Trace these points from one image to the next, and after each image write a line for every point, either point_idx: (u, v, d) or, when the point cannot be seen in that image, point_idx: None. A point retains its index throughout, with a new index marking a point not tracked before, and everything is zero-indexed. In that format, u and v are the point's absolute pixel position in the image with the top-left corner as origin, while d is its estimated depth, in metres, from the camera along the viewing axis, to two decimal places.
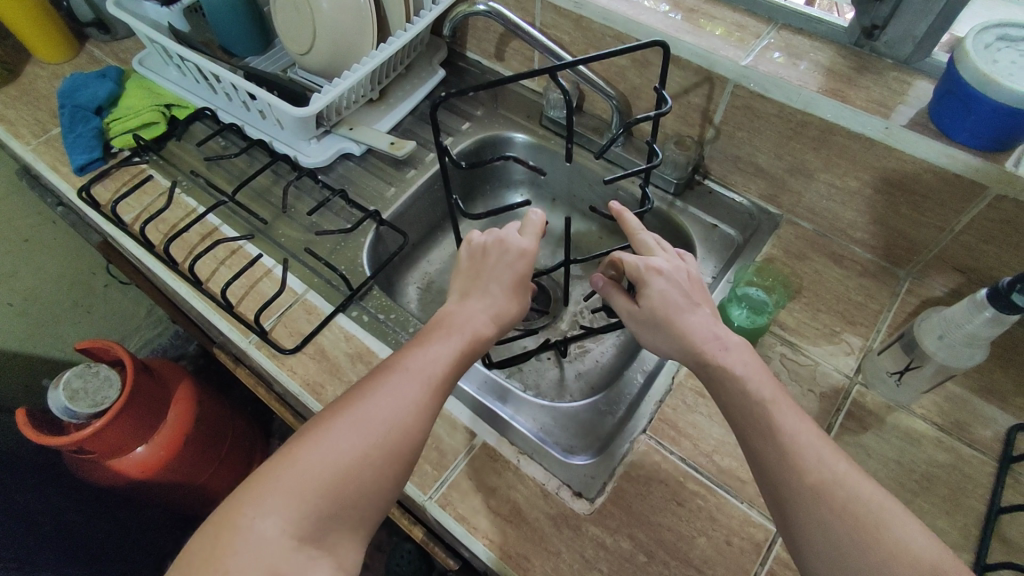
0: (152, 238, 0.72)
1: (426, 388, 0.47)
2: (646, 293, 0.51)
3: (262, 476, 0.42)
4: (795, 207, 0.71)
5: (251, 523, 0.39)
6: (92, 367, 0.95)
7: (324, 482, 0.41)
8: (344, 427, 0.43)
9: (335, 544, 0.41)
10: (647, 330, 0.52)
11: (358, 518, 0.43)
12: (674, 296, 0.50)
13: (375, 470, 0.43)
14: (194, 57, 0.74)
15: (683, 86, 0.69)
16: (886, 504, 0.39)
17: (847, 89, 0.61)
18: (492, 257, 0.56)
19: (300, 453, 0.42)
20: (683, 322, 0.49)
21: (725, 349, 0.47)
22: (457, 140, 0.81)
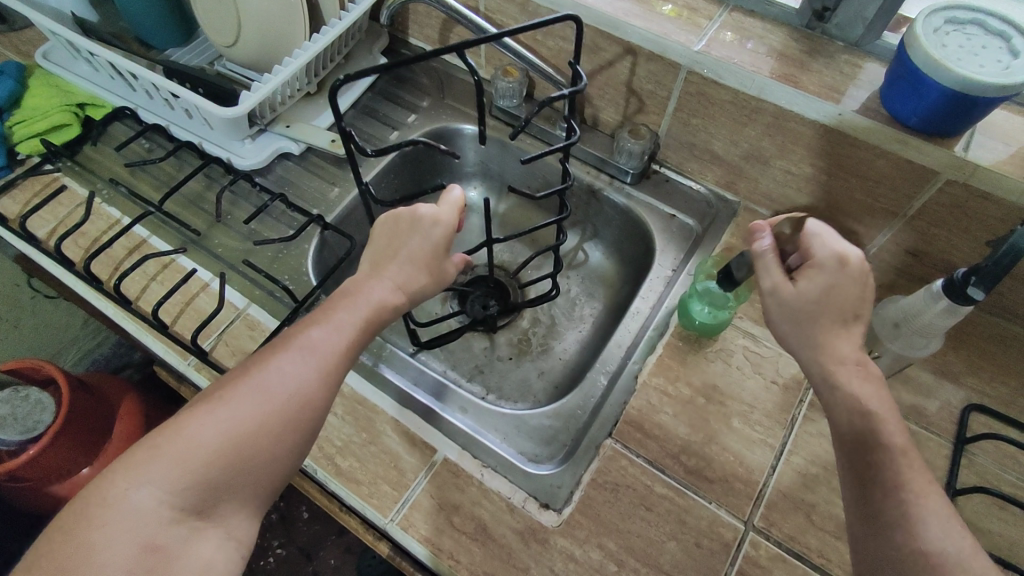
0: (70, 255, 0.66)
1: (328, 356, 0.45)
2: (816, 282, 0.44)
3: (144, 445, 0.40)
4: (752, 194, 0.70)
5: (125, 492, 0.38)
6: (20, 393, 0.91)
7: (209, 451, 0.40)
8: (236, 396, 0.42)
9: (219, 515, 0.40)
10: (797, 317, 0.45)
11: (249, 487, 0.41)
12: (846, 296, 0.44)
13: (267, 440, 0.42)
14: (104, 53, 0.67)
15: (635, 72, 0.66)
16: (967, 544, 0.37)
17: (799, 74, 0.59)
18: (405, 229, 0.51)
19: (186, 422, 0.41)
20: (837, 332, 0.44)
21: (857, 369, 0.43)
22: (403, 135, 0.77)
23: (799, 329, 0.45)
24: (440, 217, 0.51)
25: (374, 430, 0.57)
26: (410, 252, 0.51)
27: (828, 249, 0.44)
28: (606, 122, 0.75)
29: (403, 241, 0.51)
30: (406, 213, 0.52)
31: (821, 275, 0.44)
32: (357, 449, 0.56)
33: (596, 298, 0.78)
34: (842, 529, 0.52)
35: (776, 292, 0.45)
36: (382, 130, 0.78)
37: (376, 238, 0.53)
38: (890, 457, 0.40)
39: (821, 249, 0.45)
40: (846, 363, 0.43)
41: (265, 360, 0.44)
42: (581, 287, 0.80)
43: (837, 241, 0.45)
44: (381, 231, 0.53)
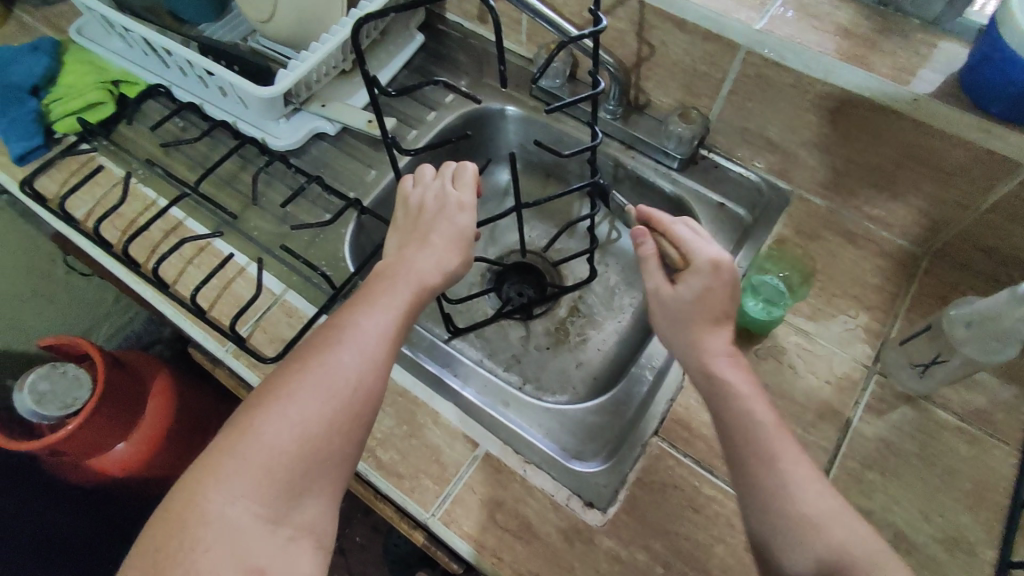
0: (108, 237, 0.65)
1: (385, 344, 0.45)
2: (693, 285, 0.53)
3: (221, 456, 0.39)
4: (807, 182, 0.67)
5: (219, 510, 0.37)
6: (58, 368, 0.90)
7: (291, 456, 0.40)
8: (305, 393, 0.41)
9: (310, 520, 0.40)
10: (675, 315, 0.53)
11: (332, 487, 0.41)
12: (719, 298, 0.52)
13: (342, 436, 0.42)
14: (139, 29, 0.65)
15: (689, 52, 0.63)
16: (831, 500, 0.43)
17: (870, 54, 0.55)
18: (429, 212, 0.54)
19: (260, 427, 0.40)
20: (709, 327, 0.52)
21: (728, 359, 0.50)
22: (440, 115, 0.74)
23: (677, 326, 0.53)
24: (462, 201, 0.54)
25: (415, 423, 0.56)
26: (438, 232, 0.53)
27: (704, 255, 0.53)
28: (653, 103, 0.72)
29: (430, 222, 0.54)
30: (431, 199, 0.55)
31: (698, 279, 0.53)
32: (398, 441, 0.55)
33: (637, 287, 0.76)
34: (899, 538, 0.50)
35: (658, 292, 0.55)
36: (418, 110, 0.75)
37: (397, 228, 0.56)
38: (773, 446, 0.45)
39: (697, 255, 0.54)
40: (720, 356, 0.50)
41: (322, 353, 0.44)
42: (621, 275, 0.77)
43: (708, 248, 0.54)
44: (400, 219, 0.56)
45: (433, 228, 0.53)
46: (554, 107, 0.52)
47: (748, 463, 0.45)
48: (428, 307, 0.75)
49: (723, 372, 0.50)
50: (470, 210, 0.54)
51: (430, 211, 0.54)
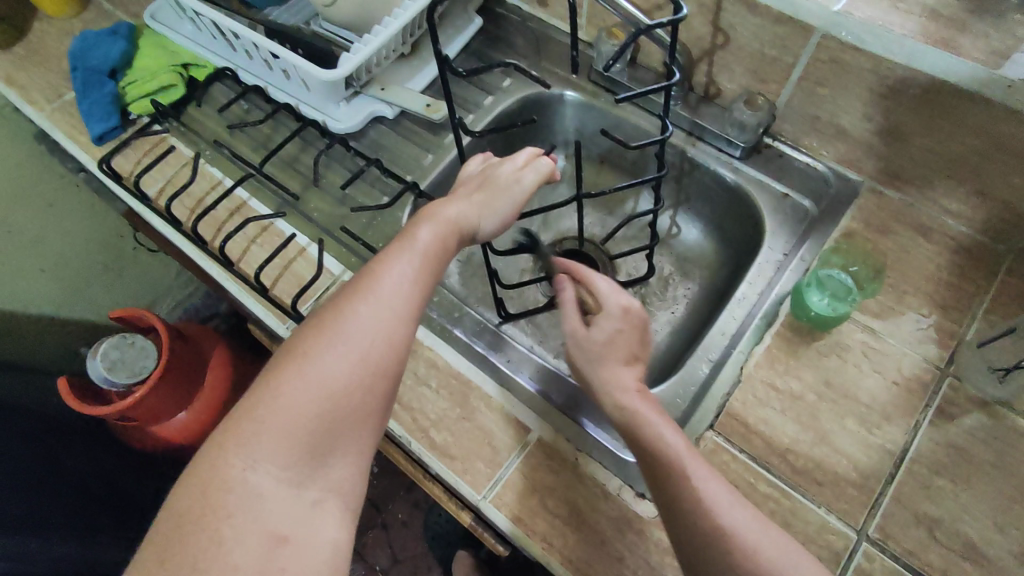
0: (178, 215, 0.68)
1: (405, 300, 0.45)
2: (606, 327, 0.51)
3: (242, 420, 0.40)
4: (879, 173, 0.64)
5: (242, 476, 0.38)
6: (127, 338, 0.95)
7: (311, 417, 0.40)
8: (323, 353, 0.42)
9: (335, 481, 0.41)
10: (588, 356, 0.51)
11: (353, 446, 0.42)
12: (628, 340, 0.51)
13: (362, 395, 0.42)
14: (208, 11, 0.67)
15: (759, 36, 0.60)
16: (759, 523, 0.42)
17: (959, 36, 0.52)
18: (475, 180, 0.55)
19: (280, 390, 0.41)
20: (615, 365, 0.50)
21: (637, 396, 0.49)
22: (498, 99, 0.74)
23: (592, 367, 0.51)
24: (521, 180, 0.54)
25: (467, 405, 0.56)
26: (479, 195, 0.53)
27: (613, 299, 0.52)
28: (717, 90, 0.70)
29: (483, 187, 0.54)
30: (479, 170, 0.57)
31: (608, 322, 0.51)
32: (451, 423, 0.56)
33: (693, 278, 0.75)
34: (969, 548, 0.48)
35: (574, 335, 0.52)
36: (476, 94, 0.75)
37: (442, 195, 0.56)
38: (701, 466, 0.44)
39: (607, 300, 0.52)
40: (629, 391, 0.49)
41: (340, 311, 0.44)
42: (675, 266, 0.76)
43: (620, 294, 0.52)
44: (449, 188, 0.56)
45: (471, 186, 0.54)
46: (623, 98, 0.50)
47: (674, 501, 0.42)
48: (480, 293, 0.75)
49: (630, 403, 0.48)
50: (528, 186, 0.55)
51: (473, 176, 0.56)
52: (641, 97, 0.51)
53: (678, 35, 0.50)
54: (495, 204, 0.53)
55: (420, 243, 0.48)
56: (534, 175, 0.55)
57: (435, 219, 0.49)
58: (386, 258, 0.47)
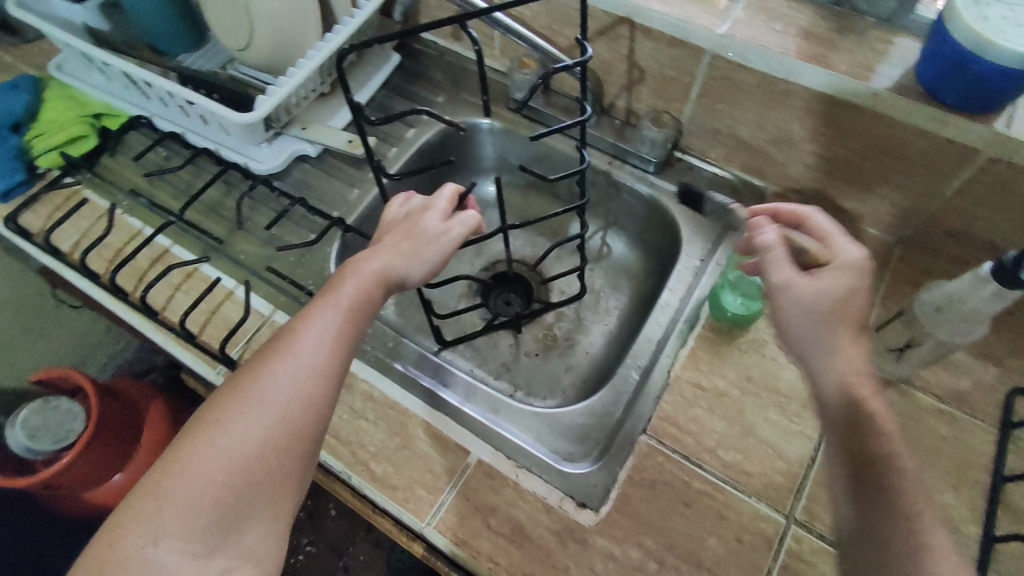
0: (95, 268, 0.66)
1: (321, 362, 0.45)
2: (836, 282, 0.47)
3: (147, 492, 0.39)
4: (779, 178, 0.69)
5: (144, 551, 0.38)
6: (49, 403, 0.91)
7: (218, 487, 0.40)
8: (234, 420, 0.42)
9: (248, 548, 0.40)
10: (817, 324, 0.46)
11: (268, 512, 0.41)
12: (858, 304, 0.46)
13: (275, 460, 0.42)
14: (118, 62, 0.67)
15: (658, 60, 0.64)
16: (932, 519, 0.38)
17: (829, 53, 0.57)
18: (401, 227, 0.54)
19: (186, 460, 0.40)
20: (850, 339, 0.45)
21: (860, 382, 0.44)
22: (419, 132, 0.76)
23: (813, 322, 0.46)
24: (447, 230, 0.54)
25: (405, 434, 0.57)
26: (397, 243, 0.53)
27: (851, 251, 0.48)
28: (626, 111, 0.74)
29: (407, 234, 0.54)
30: (401, 215, 0.57)
31: (839, 276, 0.47)
32: (390, 453, 0.56)
33: (620, 290, 0.77)
34: None
35: (791, 286, 0.48)
36: (398, 128, 0.76)
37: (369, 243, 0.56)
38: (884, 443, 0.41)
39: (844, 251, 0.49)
40: (865, 375, 0.44)
41: (255, 375, 0.44)
42: (605, 279, 0.78)
43: (849, 245, 0.49)
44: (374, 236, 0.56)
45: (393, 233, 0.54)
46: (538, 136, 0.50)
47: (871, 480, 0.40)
48: (417, 321, 0.76)
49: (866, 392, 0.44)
50: (457, 237, 0.54)
51: (395, 223, 0.56)
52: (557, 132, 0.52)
53: (590, 76, 0.52)
54: (419, 252, 0.53)
55: (338, 299, 0.48)
56: (461, 228, 0.55)
57: (352, 274, 0.50)
58: (304, 317, 0.47)
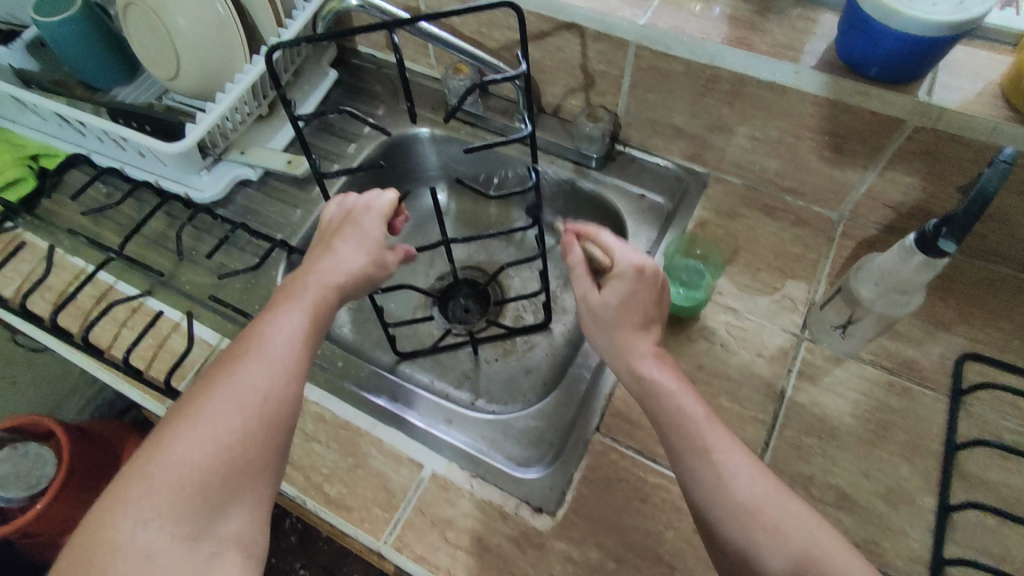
0: (38, 311, 0.65)
1: (295, 352, 0.44)
2: (617, 290, 0.50)
3: (128, 479, 0.38)
4: (720, 163, 0.68)
5: (131, 535, 0.36)
6: (19, 448, 0.90)
7: (205, 470, 0.38)
8: (215, 407, 0.40)
9: (234, 533, 0.38)
10: (601, 321, 0.50)
11: (254, 498, 0.40)
12: (644, 301, 0.50)
13: (259, 446, 0.40)
14: (46, 102, 0.66)
15: (586, 55, 0.64)
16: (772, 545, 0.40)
17: (751, 36, 0.57)
18: (349, 227, 0.51)
19: (169, 447, 0.39)
20: (630, 331, 0.49)
21: (654, 361, 0.48)
22: (360, 146, 0.76)
23: (605, 334, 0.50)
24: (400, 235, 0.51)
25: (358, 453, 0.56)
26: (346, 240, 0.50)
27: (625, 261, 0.51)
28: (564, 108, 0.73)
29: (351, 235, 0.50)
30: (337, 215, 0.53)
31: (621, 283, 0.50)
32: (344, 474, 0.55)
33: (576, 287, 0.77)
34: (841, 498, 0.51)
35: (585, 299, 0.51)
36: (339, 144, 0.76)
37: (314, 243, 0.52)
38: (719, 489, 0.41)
39: (621, 259, 0.51)
40: (645, 357, 0.48)
41: (231, 366, 0.42)
42: (559, 277, 0.78)
43: (634, 254, 0.51)
44: (318, 236, 0.53)
45: (339, 236, 0.51)
46: (474, 148, 0.50)
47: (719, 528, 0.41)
48: (373, 336, 0.75)
49: (648, 370, 0.47)
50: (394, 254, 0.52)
51: (335, 224, 0.52)
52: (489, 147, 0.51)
53: (530, 90, 0.49)
54: (371, 252, 0.50)
55: (301, 296, 0.47)
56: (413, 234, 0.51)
57: (312, 275, 0.48)
58: (274, 312, 0.46)
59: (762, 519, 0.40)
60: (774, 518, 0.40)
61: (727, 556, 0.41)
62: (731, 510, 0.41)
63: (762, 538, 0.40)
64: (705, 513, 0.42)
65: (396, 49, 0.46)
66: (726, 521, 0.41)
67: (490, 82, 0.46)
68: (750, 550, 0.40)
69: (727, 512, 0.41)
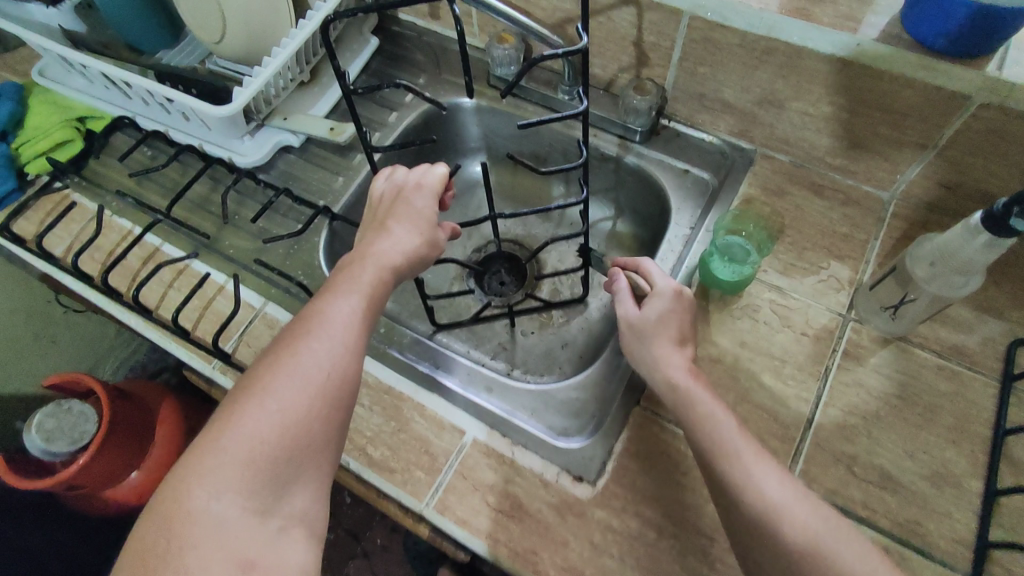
0: (88, 270, 0.67)
1: (354, 333, 0.45)
2: (656, 307, 0.54)
3: (201, 450, 0.39)
4: (767, 139, 0.67)
5: (206, 505, 0.37)
6: (63, 406, 0.92)
7: (273, 446, 0.39)
8: (281, 385, 0.41)
9: (298, 508, 0.40)
10: (641, 335, 0.54)
11: (317, 474, 0.41)
12: (680, 322, 0.54)
13: (322, 425, 0.41)
14: (94, 64, 0.66)
15: (633, 24, 0.63)
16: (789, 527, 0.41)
17: (811, 7, 0.55)
18: (401, 207, 0.51)
19: (238, 421, 0.39)
20: (666, 347, 0.52)
21: (684, 369, 0.51)
22: (402, 115, 0.76)
23: (644, 345, 0.53)
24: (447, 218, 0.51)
25: (401, 417, 0.57)
26: (398, 221, 0.50)
27: (665, 283, 0.55)
28: (608, 81, 0.72)
29: (402, 215, 0.51)
30: (388, 191, 0.53)
31: (658, 301, 0.54)
32: (387, 437, 0.56)
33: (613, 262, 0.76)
34: (884, 478, 0.51)
35: (627, 316, 0.55)
36: (381, 112, 0.76)
37: (366, 222, 0.53)
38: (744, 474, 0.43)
39: (659, 282, 0.56)
40: (678, 366, 0.51)
41: (295, 346, 0.43)
42: (596, 253, 0.78)
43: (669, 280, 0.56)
44: (369, 214, 0.53)
45: (392, 216, 0.51)
46: (525, 125, 0.49)
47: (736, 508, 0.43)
48: (411, 305, 0.76)
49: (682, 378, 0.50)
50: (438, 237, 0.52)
51: (386, 202, 0.52)
52: (543, 124, 0.50)
53: (588, 65, 0.47)
54: (424, 234, 0.50)
55: (359, 278, 0.47)
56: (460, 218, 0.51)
57: (367, 256, 0.49)
58: (332, 293, 0.46)
59: (785, 510, 0.42)
60: (802, 517, 0.41)
61: (756, 551, 0.42)
62: (755, 501, 0.42)
63: (785, 527, 0.41)
64: (730, 502, 0.43)
65: (457, 20, 0.45)
66: (757, 515, 0.42)
67: (546, 57, 0.44)
68: (783, 544, 0.41)
69: (751, 499, 0.42)
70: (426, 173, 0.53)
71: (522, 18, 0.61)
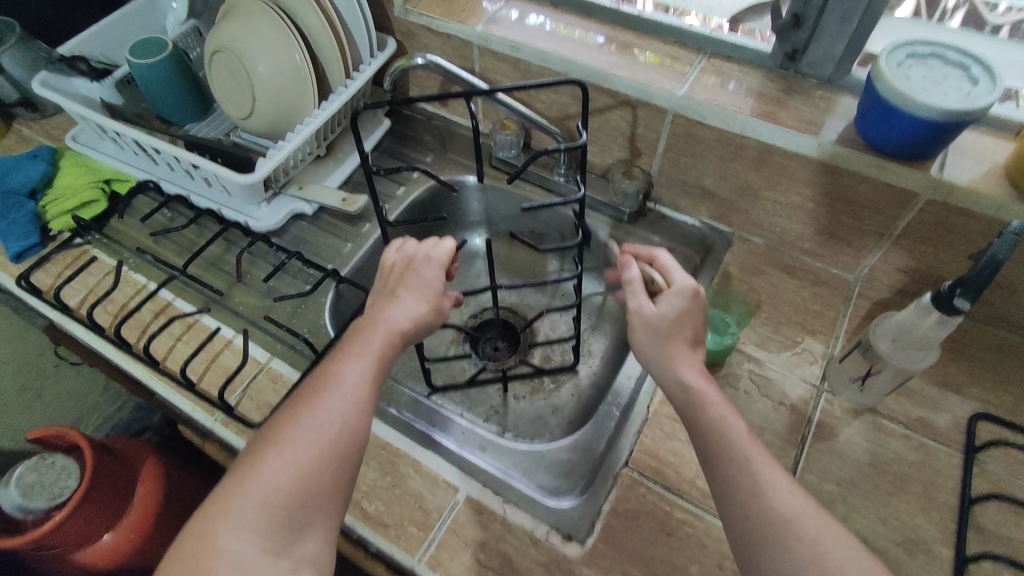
0: (100, 321, 0.69)
1: (364, 390, 0.47)
2: (670, 303, 0.53)
3: (225, 494, 0.41)
4: (744, 224, 0.74)
5: (227, 543, 0.40)
6: (46, 459, 0.92)
7: (289, 492, 0.42)
8: (297, 437, 0.44)
9: (309, 554, 0.41)
10: (656, 332, 0.52)
11: (327, 521, 0.43)
12: (692, 320, 0.54)
13: (332, 475, 0.43)
14: (129, 132, 0.72)
15: (624, 119, 0.71)
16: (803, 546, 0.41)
17: (778, 111, 0.63)
18: (412, 274, 0.55)
19: (259, 467, 0.42)
20: (684, 353, 0.52)
21: (697, 372, 0.51)
22: (409, 189, 0.82)
23: (657, 343, 0.52)
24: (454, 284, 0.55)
25: (397, 472, 0.59)
26: (408, 287, 0.54)
27: (682, 280, 0.55)
28: (599, 166, 0.80)
29: (413, 282, 0.55)
30: (400, 260, 0.57)
31: (674, 298, 0.54)
32: (382, 492, 0.57)
33: (602, 332, 0.81)
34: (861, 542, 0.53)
35: (642, 311, 0.53)
36: (390, 186, 0.83)
37: (378, 287, 0.57)
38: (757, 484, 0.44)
39: (676, 280, 0.55)
40: (692, 368, 0.51)
41: (311, 400, 0.46)
42: (587, 323, 0.82)
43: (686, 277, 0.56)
44: (382, 279, 0.58)
45: (402, 284, 0.55)
46: (530, 207, 0.53)
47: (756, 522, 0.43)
48: (408, 366, 0.79)
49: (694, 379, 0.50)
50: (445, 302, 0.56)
51: (398, 270, 0.56)
52: (543, 207, 0.55)
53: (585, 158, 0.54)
54: (431, 300, 0.54)
55: (370, 340, 0.50)
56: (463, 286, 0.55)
57: (378, 319, 0.52)
58: (346, 352, 0.49)
59: (796, 526, 0.42)
60: (809, 529, 0.42)
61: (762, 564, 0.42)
62: (770, 515, 0.42)
63: (795, 544, 0.41)
64: (743, 510, 0.43)
65: (473, 115, 0.52)
66: (767, 522, 0.42)
67: (549, 151, 0.51)
68: (791, 559, 0.41)
69: (767, 511, 0.43)
70: (434, 245, 0.57)
71: (523, 109, 0.69)
